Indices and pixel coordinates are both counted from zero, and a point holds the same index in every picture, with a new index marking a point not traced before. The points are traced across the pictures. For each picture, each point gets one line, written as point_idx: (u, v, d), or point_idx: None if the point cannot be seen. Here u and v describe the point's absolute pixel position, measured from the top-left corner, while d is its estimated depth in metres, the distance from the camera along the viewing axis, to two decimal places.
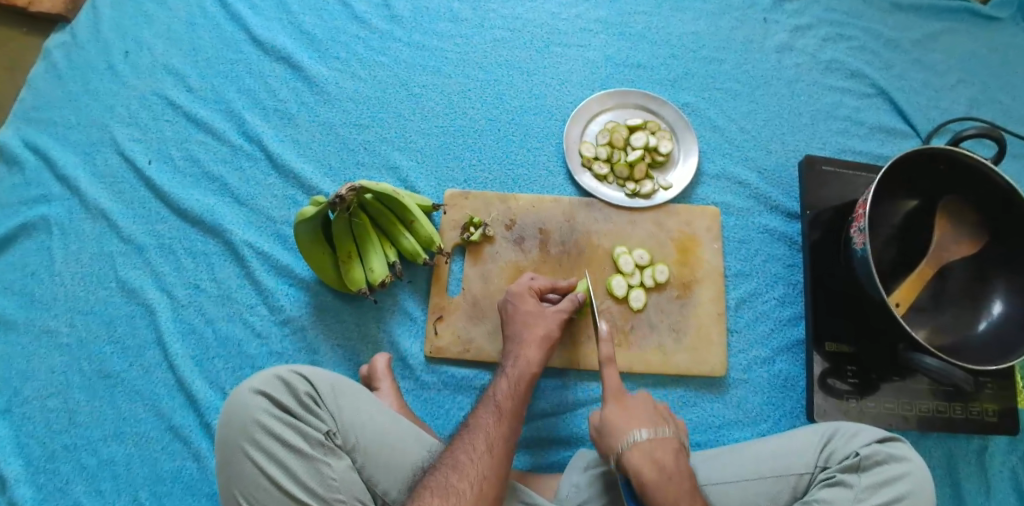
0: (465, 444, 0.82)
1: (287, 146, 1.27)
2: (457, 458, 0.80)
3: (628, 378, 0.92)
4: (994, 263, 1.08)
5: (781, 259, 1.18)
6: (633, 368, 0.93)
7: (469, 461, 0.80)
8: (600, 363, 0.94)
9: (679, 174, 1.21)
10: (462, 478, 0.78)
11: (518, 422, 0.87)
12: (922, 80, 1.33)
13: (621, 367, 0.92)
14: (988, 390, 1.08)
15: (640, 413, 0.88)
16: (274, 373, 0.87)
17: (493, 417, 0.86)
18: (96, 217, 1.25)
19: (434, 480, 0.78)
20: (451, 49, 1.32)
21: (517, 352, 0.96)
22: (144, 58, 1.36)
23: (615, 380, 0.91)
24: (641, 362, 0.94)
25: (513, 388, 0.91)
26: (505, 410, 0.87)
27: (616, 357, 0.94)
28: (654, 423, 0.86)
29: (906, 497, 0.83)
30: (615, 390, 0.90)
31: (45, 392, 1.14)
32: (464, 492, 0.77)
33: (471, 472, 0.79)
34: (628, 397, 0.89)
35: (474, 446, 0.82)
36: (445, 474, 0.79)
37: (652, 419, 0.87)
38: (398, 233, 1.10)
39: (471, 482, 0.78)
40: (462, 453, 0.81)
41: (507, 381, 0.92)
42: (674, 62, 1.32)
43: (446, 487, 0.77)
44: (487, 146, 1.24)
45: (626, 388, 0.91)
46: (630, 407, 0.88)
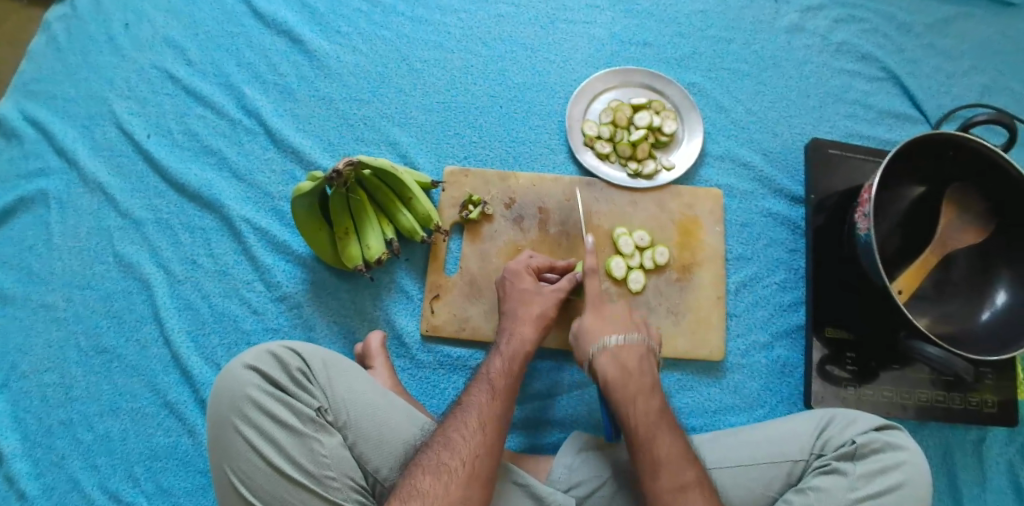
0: (457, 422, 0.82)
1: (286, 121, 1.25)
2: (450, 436, 0.80)
3: (624, 363, 0.90)
4: (1001, 252, 1.07)
5: (784, 244, 1.16)
6: (630, 351, 0.91)
7: (461, 438, 0.79)
8: (597, 350, 0.92)
9: (682, 155, 1.19)
10: (454, 456, 0.78)
11: (511, 401, 0.86)
12: (933, 65, 1.30)
13: (616, 343, 0.92)
14: (989, 380, 1.07)
15: (637, 402, 0.86)
16: (266, 349, 0.87)
17: (486, 395, 0.85)
18: (94, 191, 1.24)
19: (426, 457, 0.78)
20: (454, 24, 1.29)
21: (512, 329, 0.95)
22: (143, 30, 1.34)
23: (612, 367, 0.90)
24: (639, 346, 0.92)
25: (508, 367, 0.90)
26: (499, 389, 0.86)
27: (614, 344, 0.92)
28: (652, 410, 0.85)
29: (902, 485, 0.82)
30: (612, 377, 0.89)
31: (42, 366, 1.14)
32: (455, 470, 0.76)
33: (463, 450, 0.78)
34: (626, 384, 0.88)
35: (466, 423, 0.81)
36: (436, 452, 0.78)
37: (648, 406, 0.85)
38: (396, 210, 1.08)
39: (463, 459, 0.77)
40: (454, 430, 0.81)
41: (501, 360, 0.91)
42: (681, 41, 1.29)
43: (438, 464, 0.76)
44: (487, 124, 1.23)
45: (623, 374, 0.89)
46: (626, 394, 0.87)
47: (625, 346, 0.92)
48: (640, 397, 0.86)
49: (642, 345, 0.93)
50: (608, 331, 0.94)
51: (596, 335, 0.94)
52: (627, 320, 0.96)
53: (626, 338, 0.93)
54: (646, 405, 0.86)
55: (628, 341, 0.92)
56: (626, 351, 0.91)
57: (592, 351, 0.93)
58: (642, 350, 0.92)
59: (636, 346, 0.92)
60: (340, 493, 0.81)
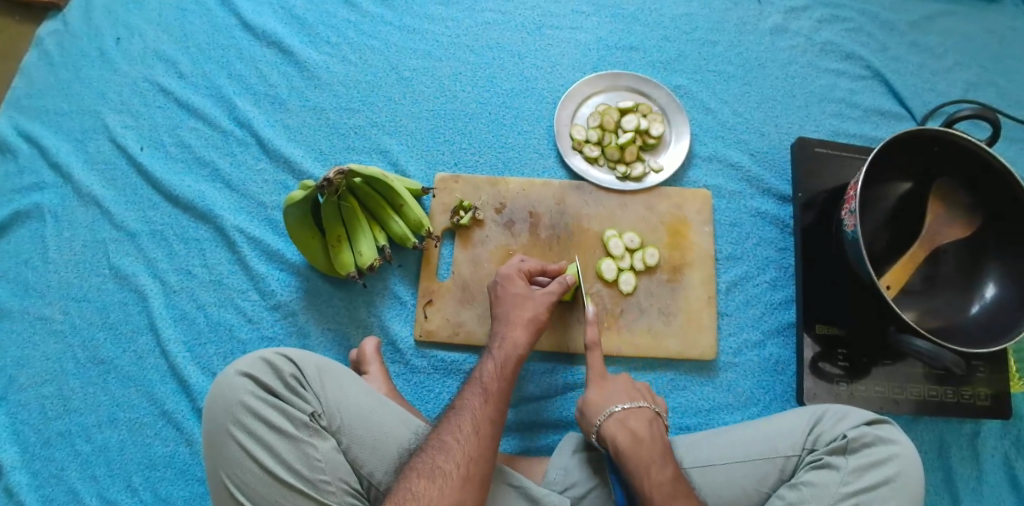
0: (450, 426, 0.82)
1: (277, 131, 1.26)
2: (445, 440, 0.80)
3: (634, 431, 0.88)
4: (988, 245, 1.07)
5: (773, 242, 1.17)
6: (638, 418, 0.89)
7: (455, 442, 0.80)
8: (605, 419, 0.90)
9: (670, 157, 1.20)
10: (449, 460, 0.78)
11: (504, 405, 0.87)
12: (918, 62, 1.31)
13: (621, 410, 0.90)
14: (981, 373, 1.08)
15: (651, 470, 0.83)
16: (260, 356, 0.88)
17: (479, 399, 0.86)
18: (89, 204, 1.25)
19: (420, 461, 0.78)
20: (442, 33, 1.31)
21: (503, 335, 0.96)
22: (135, 45, 1.35)
23: (623, 435, 0.87)
24: (645, 411, 0.91)
25: (500, 371, 0.91)
26: (492, 393, 0.87)
27: (621, 411, 0.90)
28: (667, 479, 0.82)
29: (894, 479, 0.83)
30: (625, 445, 0.86)
31: (40, 378, 1.15)
32: (450, 473, 0.77)
33: (458, 453, 0.79)
34: (639, 451, 0.85)
35: (460, 427, 0.82)
36: (432, 456, 0.79)
37: (663, 474, 0.83)
38: (387, 217, 1.09)
39: (458, 463, 0.78)
40: (448, 434, 0.81)
41: (493, 364, 0.92)
42: (667, 45, 1.30)
43: (433, 468, 0.77)
44: (477, 130, 1.24)
45: (634, 442, 0.86)
46: (642, 463, 0.84)
47: (631, 412, 0.90)
48: (655, 468, 0.83)
49: (648, 411, 0.91)
50: (614, 401, 0.92)
51: (601, 406, 0.92)
52: (632, 391, 0.95)
53: (632, 405, 0.91)
54: (661, 473, 0.83)
55: (634, 407, 0.91)
56: (633, 416, 0.90)
57: (600, 421, 0.90)
58: (651, 416, 0.91)
59: (643, 412, 0.91)
60: (334, 496, 0.82)
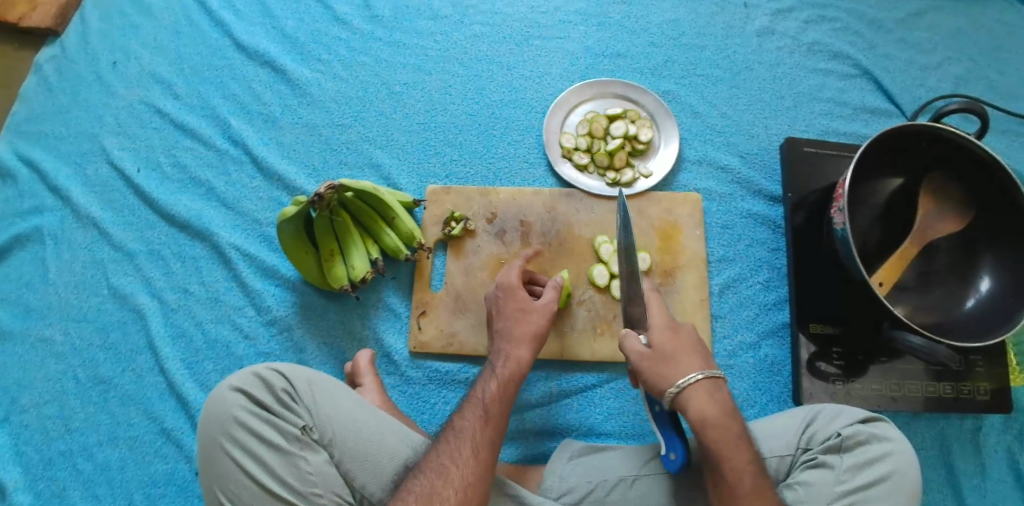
0: (449, 448, 0.82)
1: (271, 148, 1.28)
2: (443, 464, 0.80)
3: (719, 404, 0.83)
4: (981, 239, 1.07)
5: (765, 243, 1.17)
6: (715, 391, 0.83)
7: (454, 466, 0.80)
8: (689, 386, 0.82)
9: (660, 162, 1.20)
10: (448, 485, 0.78)
11: (504, 426, 0.87)
12: (907, 59, 1.31)
13: (704, 379, 0.83)
14: (980, 368, 1.07)
15: (734, 453, 0.80)
16: (252, 371, 0.89)
17: (478, 420, 0.85)
18: (88, 225, 1.26)
19: (418, 484, 0.78)
20: (431, 47, 1.32)
21: (508, 353, 0.95)
22: (131, 68, 1.38)
23: (710, 409, 0.82)
24: (716, 383, 0.84)
25: (501, 389, 0.90)
26: (493, 414, 0.86)
27: (700, 379, 0.83)
28: (749, 461, 0.80)
29: (890, 477, 0.82)
30: (709, 420, 0.82)
31: (42, 399, 1.16)
32: (449, 498, 0.77)
33: (456, 477, 0.79)
34: (726, 429, 0.81)
35: (459, 450, 0.81)
36: (429, 479, 0.79)
37: (744, 458, 0.80)
38: (379, 230, 1.10)
39: (457, 488, 0.78)
40: (446, 457, 0.81)
41: (495, 384, 0.90)
42: (654, 50, 1.31)
43: (431, 493, 0.77)
44: (467, 141, 1.25)
45: (721, 416, 0.82)
46: (727, 443, 0.81)
47: (711, 381, 0.84)
48: (735, 448, 0.81)
49: (717, 379, 0.85)
50: (688, 369, 0.84)
51: (676, 368, 0.84)
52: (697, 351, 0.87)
53: (710, 372, 0.84)
54: (743, 455, 0.80)
55: (709, 377, 0.84)
56: (714, 387, 0.84)
57: (681, 386, 0.82)
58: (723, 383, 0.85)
59: (714, 382, 0.84)
60: None
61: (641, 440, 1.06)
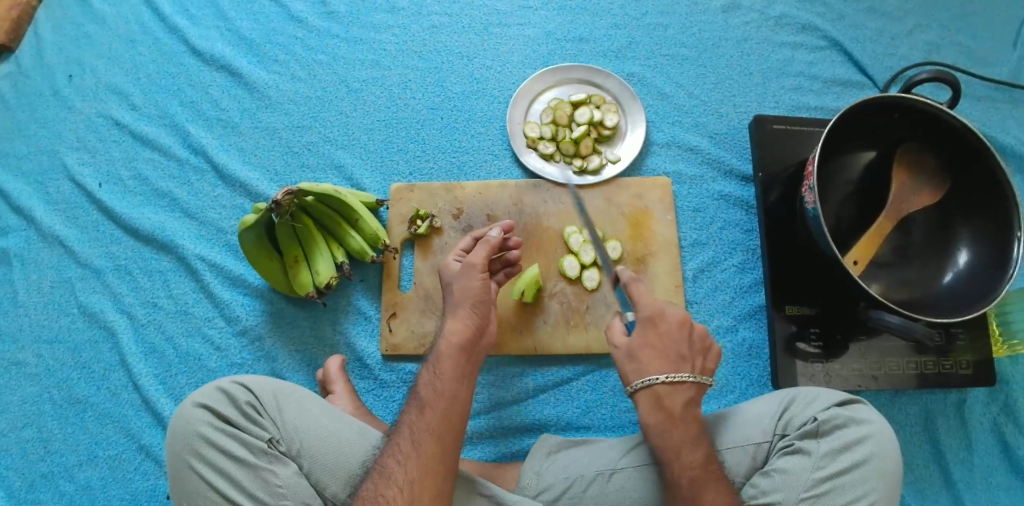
0: (392, 447, 0.81)
1: (232, 155, 1.25)
2: (386, 464, 0.79)
3: (671, 406, 0.84)
4: (958, 210, 1.04)
5: (738, 225, 1.15)
6: (682, 394, 0.85)
7: (398, 466, 0.78)
8: (641, 388, 0.85)
9: (627, 147, 1.18)
10: (391, 486, 0.77)
11: (446, 415, 0.82)
12: (877, 28, 1.28)
13: (664, 382, 0.85)
14: (962, 341, 1.05)
15: (682, 455, 0.82)
16: (216, 385, 0.87)
17: (416, 412, 0.83)
18: (53, 244, 1.24)
19: (365, 488, 0.78)
20: (389, 41, 1.29)
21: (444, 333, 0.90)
22: (87, 81, 1.35)
23: (657, 412, 0.84)
24: (691, 389, 0.86)
25: (434, 374, 0.86)
26: (427, 401, 0.83)
27: (660, 382, 0.85)
28: (698, 463, 0.81)
29: (865, 462, 0.81)
30: (655, 425, 0.84)
31: (20, 422, 1.15)
32: (393, 498, 0.76)
33: (400, 476, 0.77)
34: (671, 432, 0.83)
35: (400, 447, 0.80)
36: (375, 482, 0.78)
37: (697, 458, 0.81)
38: (344, 233, 1.08)
39: (401, 487, 0.77)
40: (389, 456, 0.80)
41: (428, 371, 0.87)
42: (617, 32, 1.28)
43: (376, 496, 0.76)
44: (430, 137, 1.22)
45: (667, 420, 0.84)
46: (672, 446, 0.82)
47: (674, 386, 0.85)
48: (689, 449, 0.82)
49: (692, 386, 0.86)
50: (648, 369, 0.86)
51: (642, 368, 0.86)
52: (681, 355, 0.87)
53: (675, 377, 0.85)
54: (692, 457, 0.82)
55: (677, 381, 0.85)
56: (675, 391, 0.85)
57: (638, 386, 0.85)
58: (695, 386, 0.86)
59: (686, 387, 0.86)
60: None
61: (619, 431, 1.05)
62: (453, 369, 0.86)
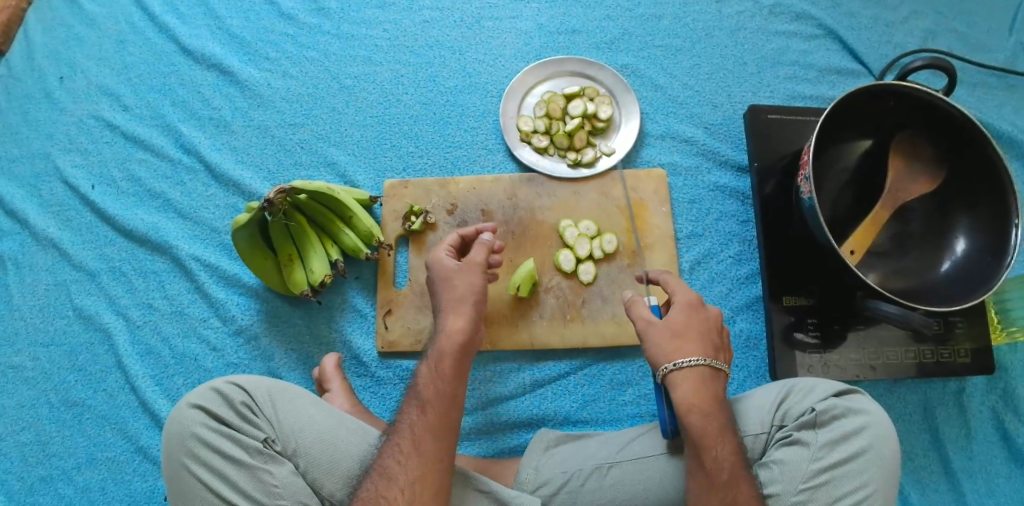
0: (391, 447, 0.80)
1: (225, 154, 1.24)
2: (385, 464, 0.79)
3: (711, 393, 0.81)
4: (956, 198, 1.03)
5: (734, 216, 1.14)
6: (717, 382, 0.82)
7: (397, 466, 0.78)
8: (683, 371, 0.81)
9: (621, 139, 1.17)
10: (392, 486, 0.77)
11: (447, 412, 0.82)
12: (872, 15, 1.27)
13: (704, 367, 0.81)
14: (961, 329, 1.04)
15: (719, 443, 0.78)
16: (210, 386, 0.87)
17: (416, 411, 0.82)
18: (47, 247, 1.23)
19: (363, 489, 0.78)
20: (381, 36, 1.28)
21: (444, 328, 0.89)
22: (79, 82, 1.34)
23: (699, 396, 0.80)
24: (722, 377, 0.83)
25: (434, 372, 0.85)
26: (428, 401, 0.83)
27: (698, 366, 0.81)
28: (732, 454, 0.78)
29: (864, 452, 0.80)
30: (699, 408, 0.79)
31: (17, 426, 1.14)
32: (394, 499, 0.76)
33: (400, 477, 0.77)
34: (712, 419, 0.79)
35: (399, 447, 0.80)
36: (375, 483, 0.78)
37: (731, 448, 0.78)
38: (338, 230, 1.08)
39: (402, 488, 0.77)
40: (388, 456, 0.80)
41: (427, 366, 0.86)
42: (610, 24, 1.27)
43: (376, 496, 0.76)
44: (424, 132, 1.22)
45: (713, 406, 0.80)
46: (714, 432, 0.78)
47: (711, 373, 0.82)
48: (723, 438, 0.78)
49: (722, 374, 0.84)
50: (691, 351, 0.82)
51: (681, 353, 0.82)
52: (713, 344, 0.85)
53: (711, 363, 0.82)
54: (727, 447, 0.78)
55: (715, 368, 0.83)
56: (711, 378, 0.82)
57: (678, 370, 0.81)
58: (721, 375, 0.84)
59: (718, 375, 0.83)
60: None
61: (617, 425, 1.05)
62: (454, 367, 0.85)
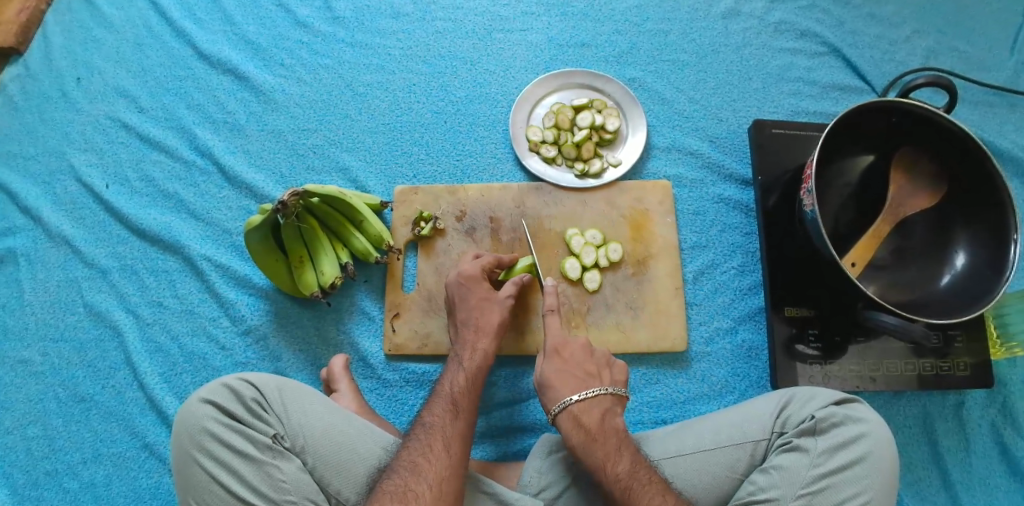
0: (421, 445, 0.83)
1: (238, 157, 1.27)
2: (415, 460, 0.81)
3: (588, 423, 0.89)
4: (955, 213, 1.05)
5: (738, 228, 1.16)
6: (596, 409, 0.91)
7: (426, 461, 0.81)
8: (560, 411, 0.91)
9: (628, 150, 1.19)
10: (421, 481, 0.79)
11: (474, 416, 0.90)
12: (875, 34, 1.30)
13: (576, 402, 0.91)
14: (960, 343, 1.06)
15: (610, 464, 0.85)
16: (222, 382, 0.88)
17: (449, 415, 0.87)
18: (60, 244, 1.26)
19: (392, 484, 0.78)
20: (394, 46, 1.31)
21: (475, 345, 0.97)
22: (96, 84, 1.37)
23: (576, 429, 0.89)
24: (604, 402, 0.92)
25: (469, 384, 0.92)
26: (462, 406, 0.89)
27: (575, 401, 0.91)
28: (624, 469, 0.84)
29: (864, 459, 0.82)
30: (579, 441, 0.88)
31: (24, 421, 1.16)
32: (422, 493, 0.78)
33: (430, 472, 0.80)
34: (593, 445, 0.87)
35: (431, 446, 0.83)
36: (403, 476, 0.79)
37: (623, 466, 0.84)
38: (348, 234, 1.10)
39: (429, 483, 0.79)
40: (419, 454, 0.82)
41: (464, 374, 0.94)
42: (619, 38, 1.30)
43: (404, 491, 0.77)
44: (434, 140, 1.24)
45: (589, 436, 0.88)
46: (598, 456, 0.86)
47: (586, 403, 0.91)
48: (616, 457, 0.85)
49: (606, 399, 0.93)
50: (562, 393, 0.93)
51: (557, 393, 0.93)
52: (589, 374, 0.96)
53: (587, 395, 0.92)
54: (619, 463, 0.84)
55: (590, 397, 0.92)
56: (589, 407, 0.91)
57: (557, 412, 0.92)
58: (605, 402, 0.92)
59: (601, 402, 0.92)
60: None
61: None
62: (476, 383, 0.93)
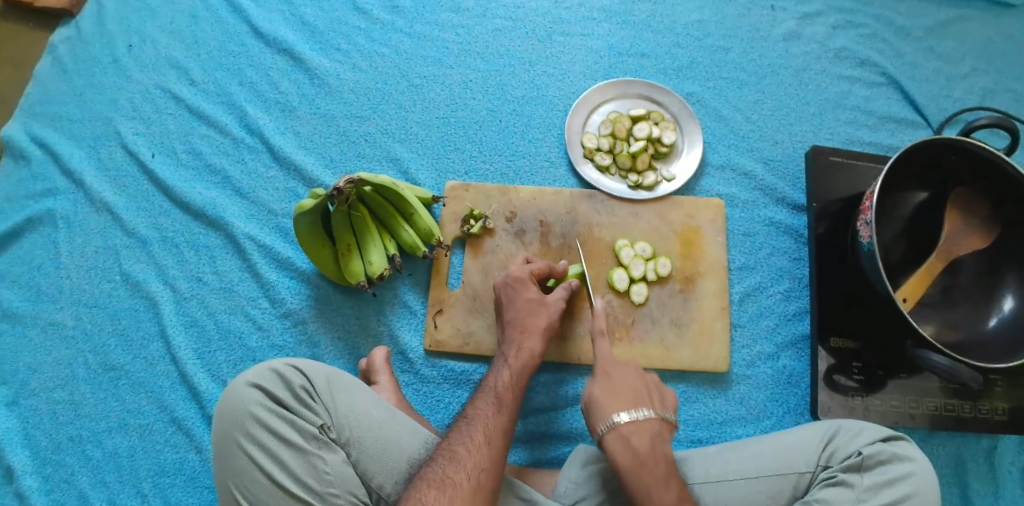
0: (463, 437, 0.82)
1: (288, 138, 1.26)
2: (456, 450, 0.80)
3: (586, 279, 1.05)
4: (1007, 256, 1.05)
5: (786, 253, 1.16)
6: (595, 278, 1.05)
7: (466, 452, 0.80)
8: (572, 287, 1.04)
9: (683, 165, 1.19)
10: (460, 470, 0.78)
11: (516, 414, 0.88)
12: (935, 68, 1.29)
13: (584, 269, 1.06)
14: (999, 387, 1.05)
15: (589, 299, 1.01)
16: (269, 366, 0.88)
17: (493, 411, 0.86)
18: (100, 210, 1.25)
19: (431, 471, 0.78)
20: (453, 40, 1.30)
21: (520, 344, 0.96)
22: (147, 52, 1.35)
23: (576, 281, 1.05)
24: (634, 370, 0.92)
25: (514, 381, 0.91)
26: (504, 403, 0.88)
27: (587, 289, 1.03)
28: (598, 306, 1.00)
29: (910, 497, 0.81)
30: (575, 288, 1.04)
31: (50, 384, 1.15)
32: (460, 483, 0.77)
33: (469, 464, 0.79)
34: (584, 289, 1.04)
35: (472, 437, 0.82)
36: (441, 465, 0.79)
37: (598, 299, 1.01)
38: (397, 225, 1.09)
39: (468, 474, 0.78)
40: (460, 444, 0.81)
41: (509, 372, 0.92)
42: (679, 52, 1.29)
43: (443, 478, 0.77)
44: (488, 138, 1.23)
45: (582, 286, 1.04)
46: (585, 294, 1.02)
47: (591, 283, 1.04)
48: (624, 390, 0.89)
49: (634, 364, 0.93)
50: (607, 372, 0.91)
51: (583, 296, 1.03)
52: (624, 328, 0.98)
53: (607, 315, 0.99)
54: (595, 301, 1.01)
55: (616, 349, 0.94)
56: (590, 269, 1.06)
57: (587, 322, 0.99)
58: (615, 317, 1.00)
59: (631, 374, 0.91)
60: None
61: None
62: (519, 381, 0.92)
